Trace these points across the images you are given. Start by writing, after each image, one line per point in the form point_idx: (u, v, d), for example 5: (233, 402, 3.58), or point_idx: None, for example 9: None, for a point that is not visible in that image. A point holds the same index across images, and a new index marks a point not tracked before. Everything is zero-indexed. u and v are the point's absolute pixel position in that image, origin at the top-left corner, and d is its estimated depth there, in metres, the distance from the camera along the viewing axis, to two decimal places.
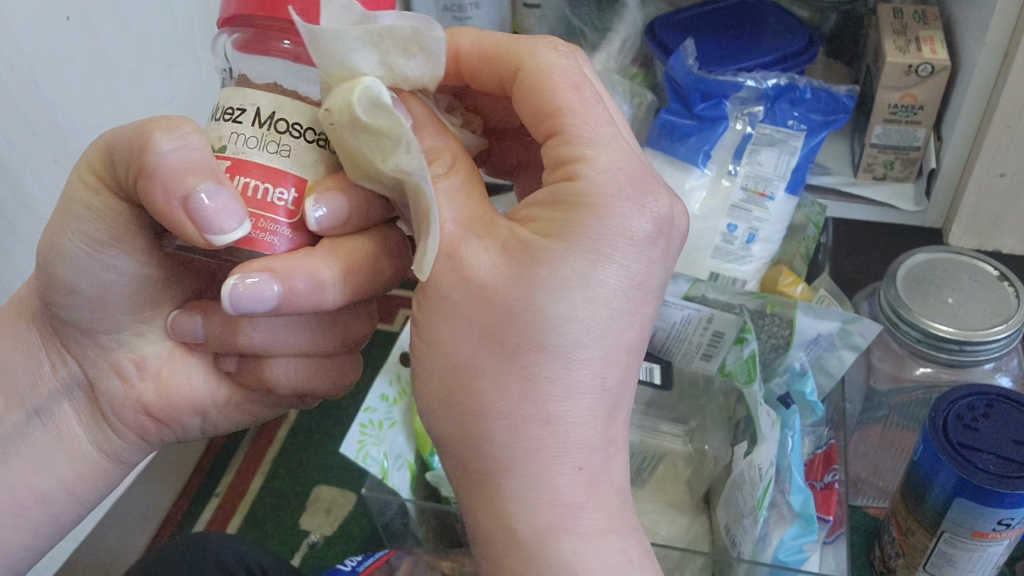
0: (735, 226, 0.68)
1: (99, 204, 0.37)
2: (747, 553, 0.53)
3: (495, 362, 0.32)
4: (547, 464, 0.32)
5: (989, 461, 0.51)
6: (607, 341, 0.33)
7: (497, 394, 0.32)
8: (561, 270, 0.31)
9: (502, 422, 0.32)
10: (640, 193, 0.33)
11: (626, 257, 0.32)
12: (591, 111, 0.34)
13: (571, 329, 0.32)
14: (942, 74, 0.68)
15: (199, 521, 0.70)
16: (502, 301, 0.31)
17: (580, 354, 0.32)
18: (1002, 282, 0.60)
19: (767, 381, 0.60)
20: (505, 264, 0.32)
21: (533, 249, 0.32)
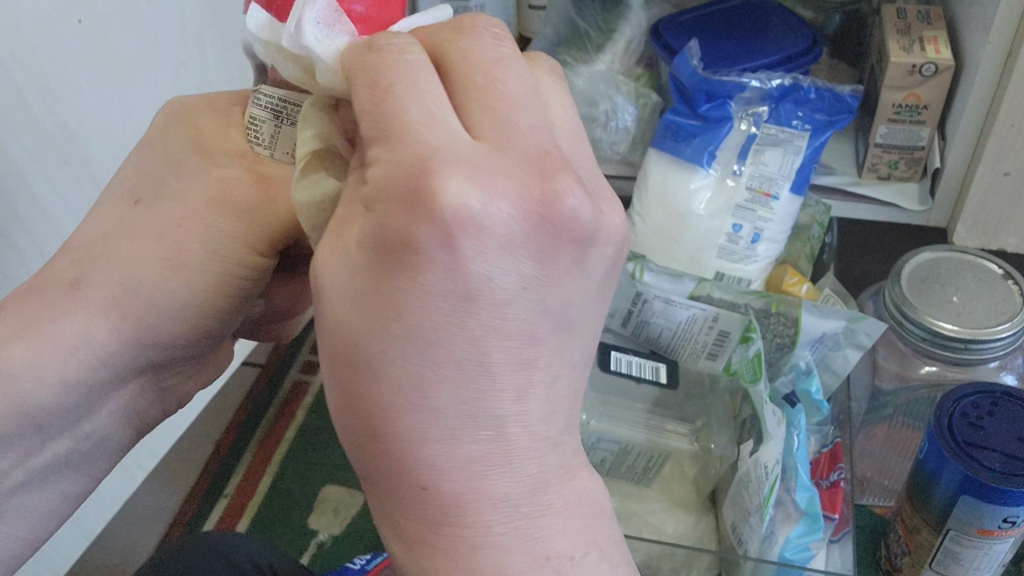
0: (740, 226, 0.68)
1: (264, 263, 0.41)
2: (754, 552, 0.53)
3: (351, 397, 0.28)
4: (427, 515, 0.28)
5: (994, 459, 0.51)
6: (453, 364, 0.26)
7: (363, 440, 0.28)
8: (386, 284, 0.26)
9: (375, 463, 0.28)
10: (426, 185, 0.25)
11: (455, 258, 0.25)
12: (411, 105, 0.27)
13: (404, 357, 0.26)
14: (946, 73, 0.68)
15: (208, 522, 0.70)
16: (343, 328, 0.27)
17: (428, 383, 0.26)
18: (1006, 280, 0.61)
19: (772, 380, 0.60)
20: (341, 286, 0.27)
21: (355, 277, 0.27)
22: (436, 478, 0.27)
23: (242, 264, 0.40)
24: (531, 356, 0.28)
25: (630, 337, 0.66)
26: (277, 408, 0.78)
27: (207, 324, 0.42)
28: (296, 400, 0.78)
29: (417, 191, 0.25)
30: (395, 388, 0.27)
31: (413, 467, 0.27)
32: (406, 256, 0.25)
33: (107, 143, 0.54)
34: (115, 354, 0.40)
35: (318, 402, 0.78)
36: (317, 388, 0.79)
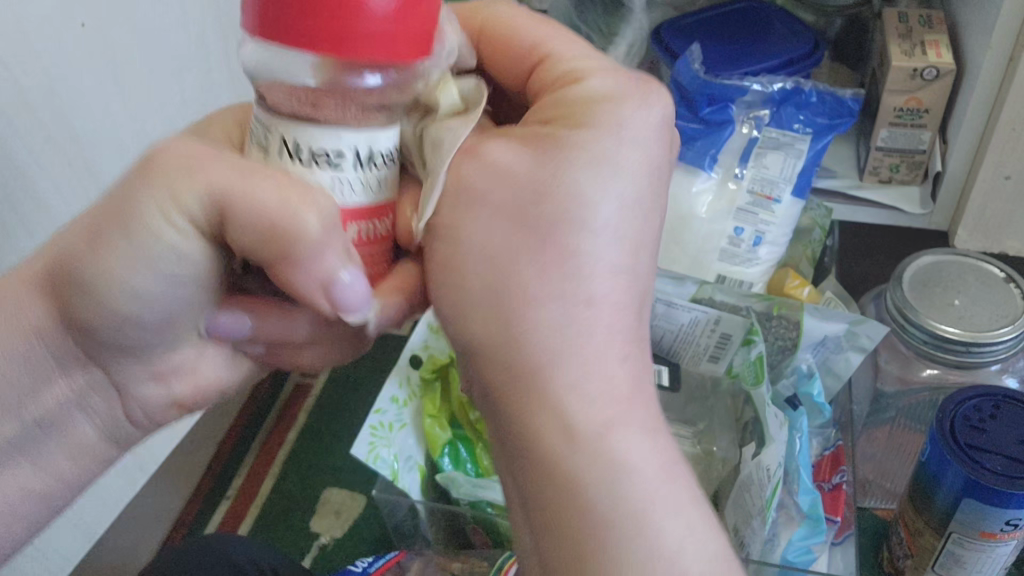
0: (742, 228, 0.68)
1: (186, 244, 0.34)
2: (756, 554, 0.52)
3: (531, 240, 0.34)
4: (586, 363, 0.33)
5: (996, 462, 0.51)
6: (629, 223, 0.35)
7: (540, 275, 0.34)
8: (583, 149, 0.35)
9: (542, 307, 0.34)
10: (638, 91, 0.37)
11: (640, 142, 0.36)
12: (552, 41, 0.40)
13: (596, 208, 0.34)
14: (948, 77, 0.68)
15: (211, 522, 0.71)
16: (536, 179, 0.34)
17: (607, 235, 0.34)
18: (1008, 283, 0.61)
19: (775, 383, 0.60)
20: (512, 154, 0.35)
21: (530, 150, 0.35)
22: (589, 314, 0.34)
23: (171, 247, 0.34)
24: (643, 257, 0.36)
25: None
26: (279, 410, 0.78)
27: (127, 311, 0.37)
28: (297, 403, 0.78)
29: (610, 112, 0.36)
30: (569, 237, 0.34)
31: (572, 309, 0.34)
32: (586, 148, 0.35)
33: (111, 145, 0.54)
34: (44, 333, 0.38)
35: (320, 404, 0.78)
36: (318, 390, 0.79)
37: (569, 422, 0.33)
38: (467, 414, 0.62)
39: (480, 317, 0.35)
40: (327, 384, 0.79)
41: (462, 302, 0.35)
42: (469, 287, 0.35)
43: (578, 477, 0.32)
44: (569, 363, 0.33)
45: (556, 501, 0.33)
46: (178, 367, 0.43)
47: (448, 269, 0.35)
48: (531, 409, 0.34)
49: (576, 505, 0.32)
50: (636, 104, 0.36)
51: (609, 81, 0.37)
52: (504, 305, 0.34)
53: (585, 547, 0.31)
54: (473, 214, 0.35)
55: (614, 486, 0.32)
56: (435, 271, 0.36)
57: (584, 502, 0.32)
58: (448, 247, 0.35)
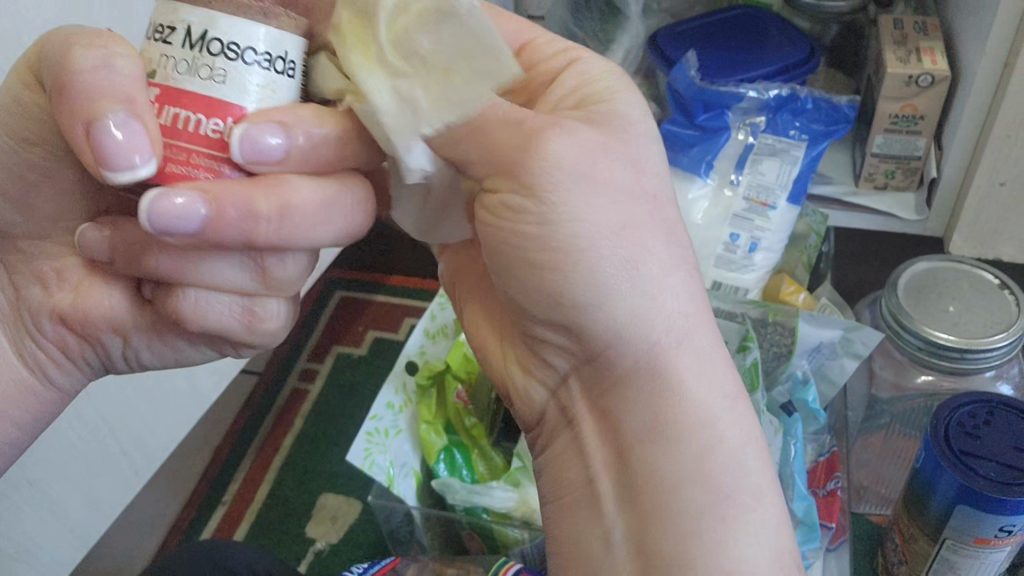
0: (737, 235, 0.69)
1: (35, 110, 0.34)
2: None
3: (644, 224, 0.36)
4: (696, 344, 0.37)
5: (990, 468, 0.51)
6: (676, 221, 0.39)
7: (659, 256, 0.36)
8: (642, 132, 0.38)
9: (660, 290, 0.36)
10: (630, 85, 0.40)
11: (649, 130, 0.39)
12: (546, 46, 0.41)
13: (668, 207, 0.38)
14: (943, 84, 0.68)
15: (206, 529, 0.70)
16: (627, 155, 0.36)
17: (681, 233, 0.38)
18: (1002, 290, 0.61)
19: (770, 389, 0.60)
20: (596, 134, 0.36)
21: (593, 121, 0.36)
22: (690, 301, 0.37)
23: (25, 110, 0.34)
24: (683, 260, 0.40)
25: None
26: (277, 414, 0.78)
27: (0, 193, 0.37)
28: (294, 408, 0.78)
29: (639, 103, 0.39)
30: (669, 219, 0.37)
31: (678, 292, 0.37)
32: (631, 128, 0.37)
33: None
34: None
35: (317, 409, 0.78)
36: (315, 395, 0.79)
37: (699, 394, 0.35)
38: (461, 420, 0.62)
39: (619, 297, 0.35)
40: (324, 388, 0.80)
41: (598, 285, 0.35)
42: (599, 270, 0.35)
43: (714, 444, 0.34)
44: (692, 340, 0.36)
45: (688, 470, 0.34)
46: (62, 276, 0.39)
47: (575, 257, 0.35)
48: (667, 386, 0.35)
49: (720, 470, 0.34)
50: (636, 97, 0.39)
51: (601, 67, 0.40)
52: (645, 286, 0.36)
53: (728, 508, 0.33)
54: (593, 198, 0.35)
55: (744, 450, 0.35)
56: (545, 257, 0.35)
57: (728, 469, 0.34)
58: (573, 230, 0.35)
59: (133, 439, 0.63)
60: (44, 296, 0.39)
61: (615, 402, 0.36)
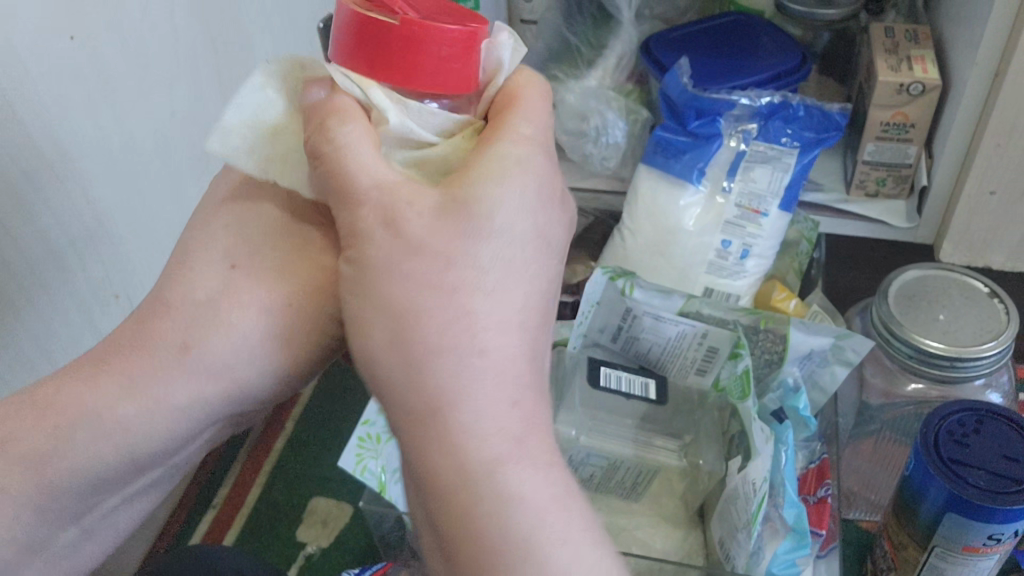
0: (729, 241, 0.69)
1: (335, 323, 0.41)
2: (741, 567, 0.53)
3: (440, 286, 0.30)
4: (475, 415, 0.30)
5: (979, 477, 0.51)
6: (525, 299, 0.32)
7: (445, 320, 0.30)
8: (494, 202, 0.32)
9: (445, 354, 0.30)
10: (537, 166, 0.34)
11: (511, 207, 0.32)
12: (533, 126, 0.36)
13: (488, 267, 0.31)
14: (934, 93, 0.69)
15: (196, 532, 0.70)
16: (453, 241, 0.31)
17: (505, 284, 0.31)
18: (991, 298, 0.61)
19: (761, 396, 0.61)
20: (424, 222, 0.31)
21: (444, 202, 0.32)
22: (484, 366, 0.30)
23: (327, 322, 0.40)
24: (527, 310, 0.32)
25: (619, 352, 0.66)
26: (266, 419, 0.78)
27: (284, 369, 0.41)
28: (283, 412, 0.78)
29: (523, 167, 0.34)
30: (502, 269, 0.31)
31: (467, 356, 0.30)
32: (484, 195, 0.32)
33: (101, 161, 0.52)
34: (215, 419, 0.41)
35: (307, 414, 0.78)
36: (305, 400, 0.79)
37: (477, 455, 0.29)
38: None
39: (396, 366, 0.30)
40: (315, 393, 0.79)
41: (369, 347, 0.31)
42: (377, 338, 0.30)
43: (473, 515, 0.29)
44: (478, 397, 0.30)
45: (451, 534, 0.29)
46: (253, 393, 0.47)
47: (365, 307, 0.31)
48: (436, 450, 0.30)
49: (477, 548, 0.29)
50: (519, 176, 0.33)
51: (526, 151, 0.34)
52: (419, 357, 0.30)
53: None
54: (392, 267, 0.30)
55: (522, 519, 0.29)
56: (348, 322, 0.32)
57: (500, 545, 0.29)
58: (366, 295, 0.31)
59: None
60: None
61: (404, 465, 0.32)
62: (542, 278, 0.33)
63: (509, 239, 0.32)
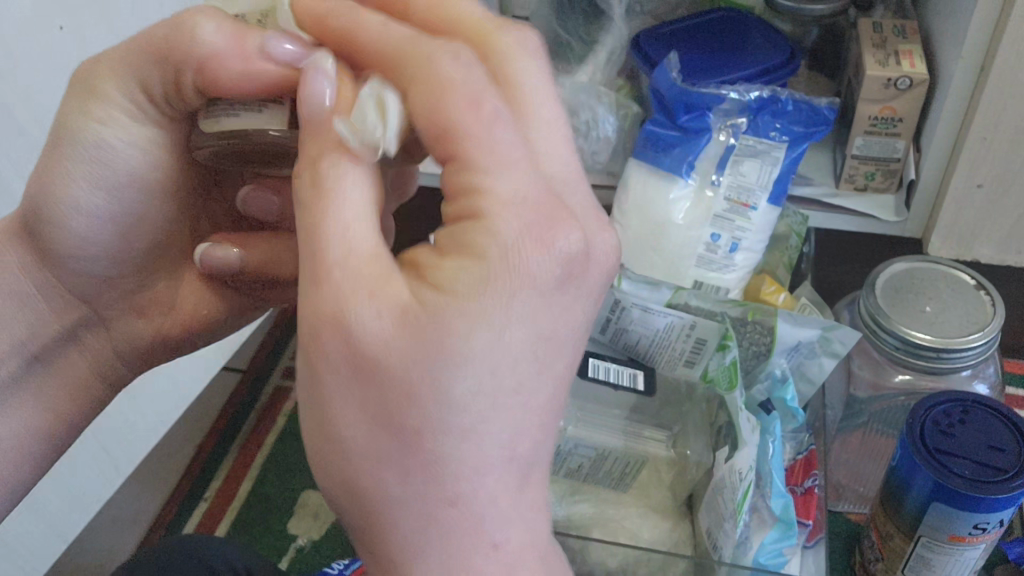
0: (719, 235, 0.69)
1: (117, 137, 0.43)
2: (728, 557, 0.53)
3: (393, 447, 0.28)
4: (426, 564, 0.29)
5: (964, 466, 0.52)
6: (449, 467, 0.28)
7: (398, 478, 0.28)
8: (457, 333, 0.27)
9: (404, 508, 0.28)
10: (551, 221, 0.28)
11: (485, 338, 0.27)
12: (489, 129, 0.29)
13: (467, 416, 0.27)
14: (920, 88, 0.69)
15: (189, 525, 0.71)
16: (398, 374, 0.27)
17: (494, 428, 0.28)
18: (978, 291, 0.62)
19: (749, 387, 0.61)
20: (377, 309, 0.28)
21: (407, 308, 0.28)
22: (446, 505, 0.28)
23: (117, 150, 0.43)
24: (459, 486, 0.28)
25: (609, 345, 0.66)
26: (257, 416, 0.78)
27: (88, 201, 0.45)
28: (276, 406, 0.78)
29: (563, 273, 0.28)
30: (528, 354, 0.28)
31: (437, 513, 0.28)
32: (511, 278, 0.27)
33: None
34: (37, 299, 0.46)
35: (298, 406, 0.78)
36: None
37: None
38: None
39: (409, 505, 0.28)
40: None
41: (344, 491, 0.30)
42: (393, 496, 0.28)
43: None
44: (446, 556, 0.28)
45: None
46: (156, 296, 0.52)
47: (327, 454, 0.29)
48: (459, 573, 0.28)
49: None
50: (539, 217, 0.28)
51: (578, 239, 0.29)
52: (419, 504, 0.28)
53: None
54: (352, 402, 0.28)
55: None
56: (342, 471, 0.29)
57: None
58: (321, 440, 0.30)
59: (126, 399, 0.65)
60: (145, 326, 0.52)
61: None
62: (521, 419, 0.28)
63: (476, 369, 0.27)
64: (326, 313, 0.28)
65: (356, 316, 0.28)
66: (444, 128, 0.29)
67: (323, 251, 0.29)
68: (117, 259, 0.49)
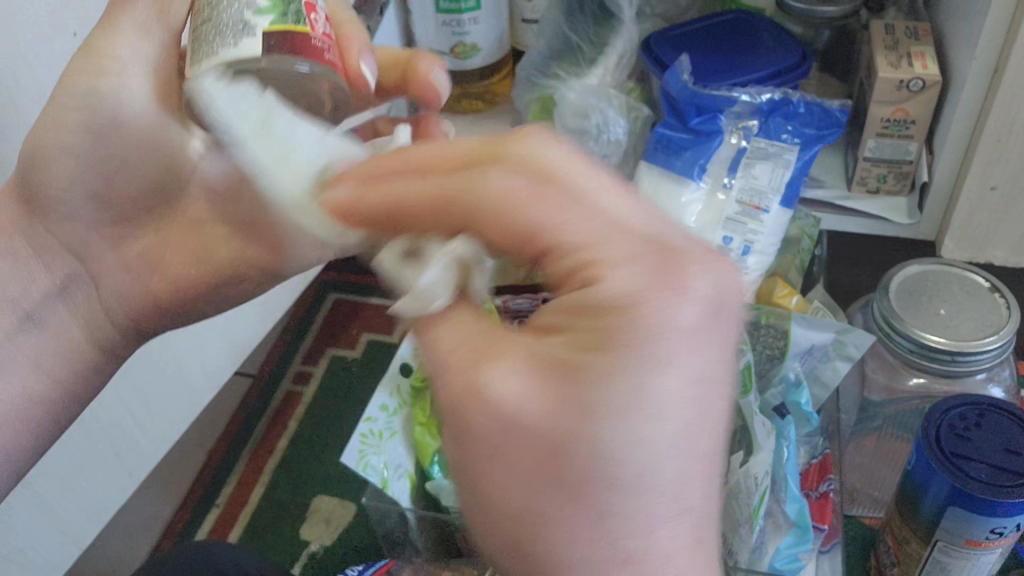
0: (730, 238, 0.68)
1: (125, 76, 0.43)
2: (745, 562, 0.52)
3: (554, 501, 0.26)
4: None
5: (981, 470, 0.51)
6: (622, 517, 0.25)
7: (570, 541, 0.26)
8: (611, 385, 0.25)
9: (579, 569, 0.26)
10: (667, 270, 0.26)
11: (654, 390, 0.25)
12: (564, 210, 0.28)
13: (636, 463, 0.25)
14: (934, 89, 0.69)
15: (201, 531, 0.71)
16: (551, 434, 0.25)
17: (665, 477, 0.25)
18: (993, 293, 0.61)
19: (763, 392, 0.60)
20: (512, 379, 0.27)
21: (553, 371, 0.26)
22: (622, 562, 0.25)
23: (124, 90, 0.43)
24: (636, 542, 0.25)
25: None
26: (269, 420, 0.78)
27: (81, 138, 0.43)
28: (288, 411, 0.78)
29: (698, 333, 0.26)
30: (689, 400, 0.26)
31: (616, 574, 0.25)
32: (652, 336, 0.25)
33: None
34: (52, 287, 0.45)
35: (309, 412, 0.78)
36: (308, 399, 0.79)
37: None
38: None
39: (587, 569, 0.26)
40: (317, 392, 0.79)
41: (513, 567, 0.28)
42: (571, 560, 0.26)
43: None
44: None
45: None
46: (141, 251, 0.48)
47: (489, 528, 0.28)
48: None
49: None
50: (645, 261, 0.27)
51: (710, 281, 0.27)
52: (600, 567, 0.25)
53: None
54: (506, 475, 0.26)
55: None
56: (507, 537, 0.27)
57: None
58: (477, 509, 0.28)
59: (137, 392, 0.64)
60: (130, 282, 0.48)
61: None
62: (694, 466, 0.26)
63: (635, 428, 0.25)
64: (460, 392, 0.27)
65: (494, 387, 0.27)
66: (529, 226, 0.28)
67: (437, 339, 0.30)
68: (100, 206, 0.46)
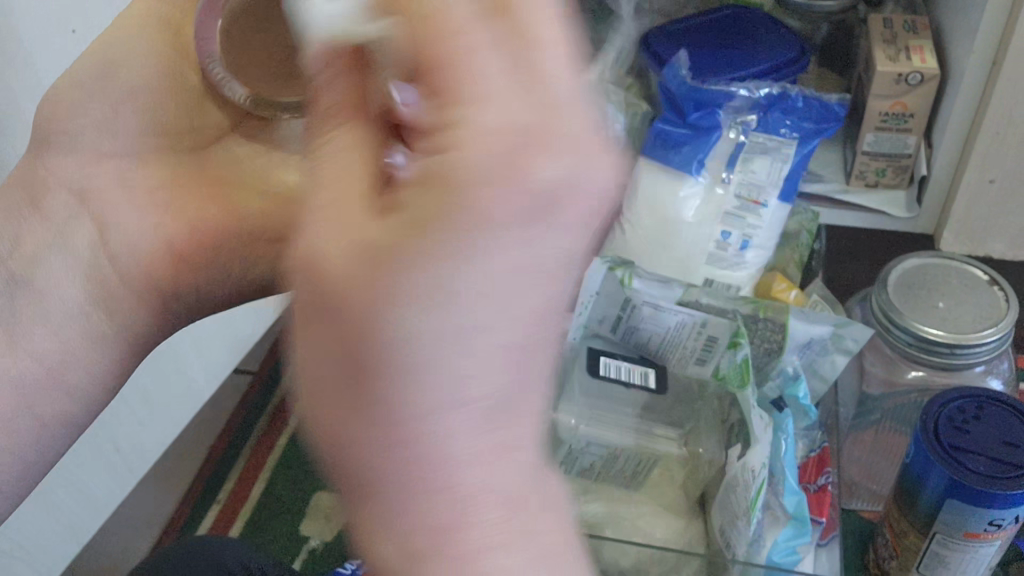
0: (729, 233, 0.69)
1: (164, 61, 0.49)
2: (741, 555, 0.53)
3: (338, 367, 0.25)
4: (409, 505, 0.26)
5: (979, 462, 0.52)
6: (446, 407, 0.25)
7: (354, 405, 0.25)
8: (422, 262, 0.24)
9: (391, 442, 0.25)
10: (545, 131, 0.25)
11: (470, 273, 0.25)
12: (557, 68, 0.26)
13: (451, 347, 0.25)
14: (933, 82, 0.69)
15: (202, 526, 0.71)
16: (349, 296, 0.25)
17: (489, 373, 0.25)
18: (991, 286, 0.61)
19: (760, 385, 0.61)
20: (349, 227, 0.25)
21: (405, 227, 0.25)
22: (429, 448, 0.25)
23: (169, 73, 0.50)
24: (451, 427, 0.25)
25: (619, 343, 0.65)
26: (268, 418, 0.78)
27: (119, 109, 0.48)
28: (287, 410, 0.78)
29: (587, 206, 0.27)
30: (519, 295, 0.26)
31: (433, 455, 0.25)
32: (473, 210, 0.24)
33: None
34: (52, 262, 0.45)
35: None
36: None
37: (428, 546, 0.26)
38: None
39: (396, 444, 0.25)
40: None
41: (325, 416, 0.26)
42: (387, 429, 0.25)
43: None
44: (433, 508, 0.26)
45: None
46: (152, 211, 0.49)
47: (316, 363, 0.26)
48: (447, 519, 0.26)
49: None
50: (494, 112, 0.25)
51: (558, 165, 0.25)
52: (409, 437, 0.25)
53: None
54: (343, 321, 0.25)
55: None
56: (326, 391, 0.26)
57: None
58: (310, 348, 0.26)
59: (136, 388, 0.64)
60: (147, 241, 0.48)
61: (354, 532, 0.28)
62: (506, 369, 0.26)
63: (456, 306, 0.25)
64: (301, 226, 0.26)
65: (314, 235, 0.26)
66: (429, 54, 0.26)
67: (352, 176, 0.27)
68: (135, 163, 0.50)
